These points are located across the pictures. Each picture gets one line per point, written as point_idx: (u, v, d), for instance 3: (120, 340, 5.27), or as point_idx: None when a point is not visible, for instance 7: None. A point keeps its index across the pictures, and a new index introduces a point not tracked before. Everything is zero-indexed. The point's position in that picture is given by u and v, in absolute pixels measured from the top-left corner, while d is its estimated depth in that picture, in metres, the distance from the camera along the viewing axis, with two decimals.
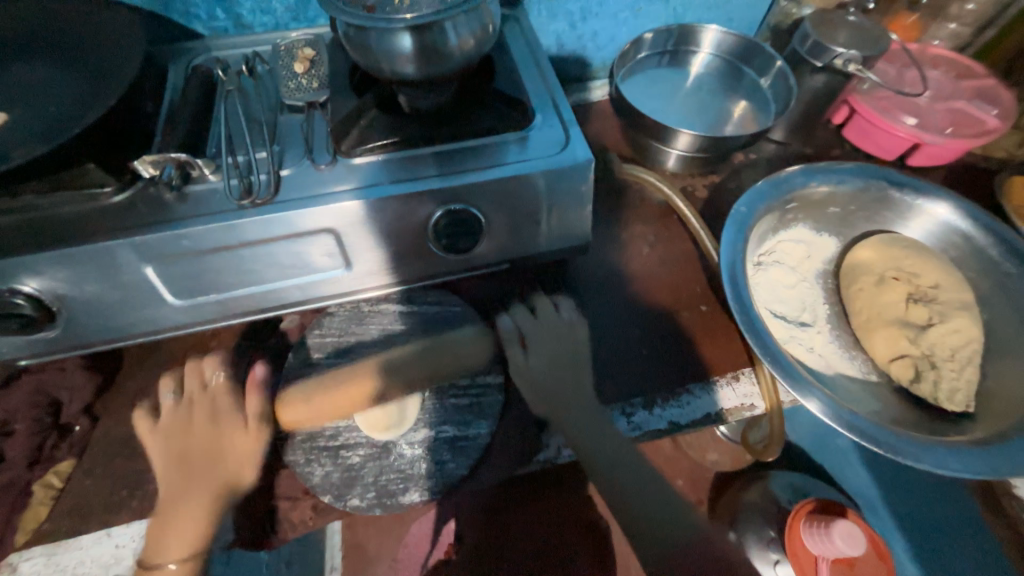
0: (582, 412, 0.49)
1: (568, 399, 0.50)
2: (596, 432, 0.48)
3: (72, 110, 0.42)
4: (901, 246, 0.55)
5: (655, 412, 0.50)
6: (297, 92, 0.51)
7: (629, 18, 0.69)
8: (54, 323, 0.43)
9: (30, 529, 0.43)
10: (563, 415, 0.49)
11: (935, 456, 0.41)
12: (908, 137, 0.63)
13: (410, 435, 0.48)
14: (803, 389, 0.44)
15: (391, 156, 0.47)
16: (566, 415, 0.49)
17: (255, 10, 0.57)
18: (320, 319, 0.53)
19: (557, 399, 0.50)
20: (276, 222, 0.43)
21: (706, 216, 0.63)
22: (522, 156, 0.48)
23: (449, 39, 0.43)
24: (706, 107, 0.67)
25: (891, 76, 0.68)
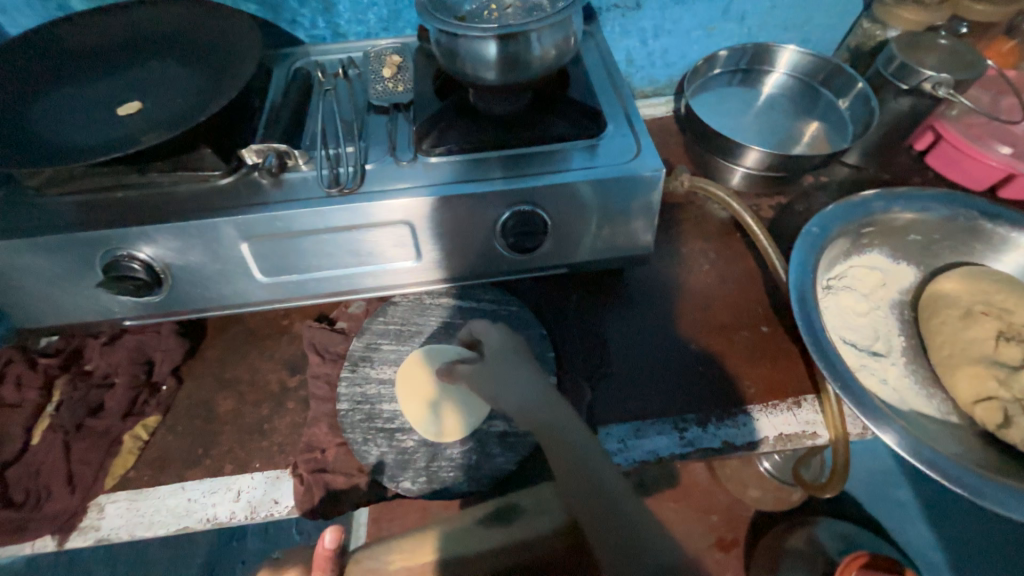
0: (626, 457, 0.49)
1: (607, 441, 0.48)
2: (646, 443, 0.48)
3: (194, 101, 0.48)
4: (991, 279, 0.51)
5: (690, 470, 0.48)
6: (384, 94, 0.55)
7: (701, 37, 0.69)
8: (160, 288, 0.48)
9: (118, 474, 0.47)
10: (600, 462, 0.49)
11: (1023, 504, 0.38)
12: (1002, 167, 0.59)
13: (461, 443, 0.48)
14: (878, 422, 0.42)
15: (467, 158, 0.50)
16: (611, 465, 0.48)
17: (351, 20, 0.62)
18: (384, 308, 0.56)
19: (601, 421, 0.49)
20: (358, 211, 0.46)
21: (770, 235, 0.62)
22: (592, 163, 0.49)
23: (532, 49, 0.46)
24: (777, 126, 0.66)
25: (984, 102, 0.64)
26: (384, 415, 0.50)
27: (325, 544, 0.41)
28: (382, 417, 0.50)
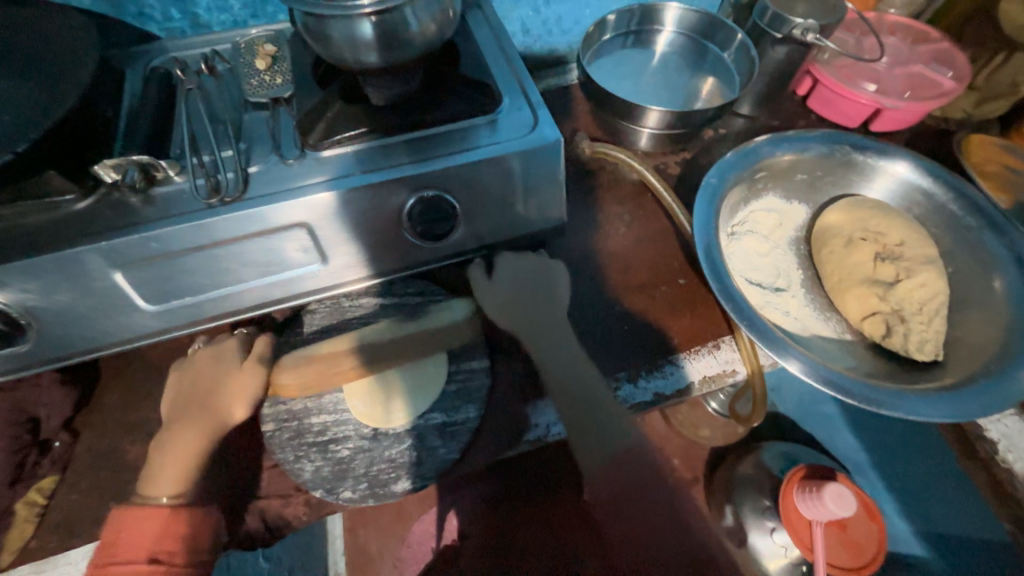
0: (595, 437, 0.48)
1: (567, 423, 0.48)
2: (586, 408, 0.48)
3: (22, 115, 0.41)
4: (867, 208, 0.56)
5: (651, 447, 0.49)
6: (261, 88, 0.50)
7: (592, 0, 0.69)
8: (28, 336, 0.43)
9: (15, 547, 0.42)
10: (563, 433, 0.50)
11: (906, 402, 0.42)
12: (869, 103, 0.65)
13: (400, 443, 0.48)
14: (784, 355, 0.45)
15: (361, 147, 0.47)
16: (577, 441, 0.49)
17: (211, 8, 0.56)
18: (301, 317, 0.53)
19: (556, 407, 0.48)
20: (246, 219, 0.43)
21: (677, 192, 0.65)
22: (493, 139, 0.48)
23: (409, 26, 0.44)
24: (673, 84, 0.68)
25: (850, 44, 0.69)
26: (315, 428, 0.48)
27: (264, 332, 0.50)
28: (313, 431, 0.48)
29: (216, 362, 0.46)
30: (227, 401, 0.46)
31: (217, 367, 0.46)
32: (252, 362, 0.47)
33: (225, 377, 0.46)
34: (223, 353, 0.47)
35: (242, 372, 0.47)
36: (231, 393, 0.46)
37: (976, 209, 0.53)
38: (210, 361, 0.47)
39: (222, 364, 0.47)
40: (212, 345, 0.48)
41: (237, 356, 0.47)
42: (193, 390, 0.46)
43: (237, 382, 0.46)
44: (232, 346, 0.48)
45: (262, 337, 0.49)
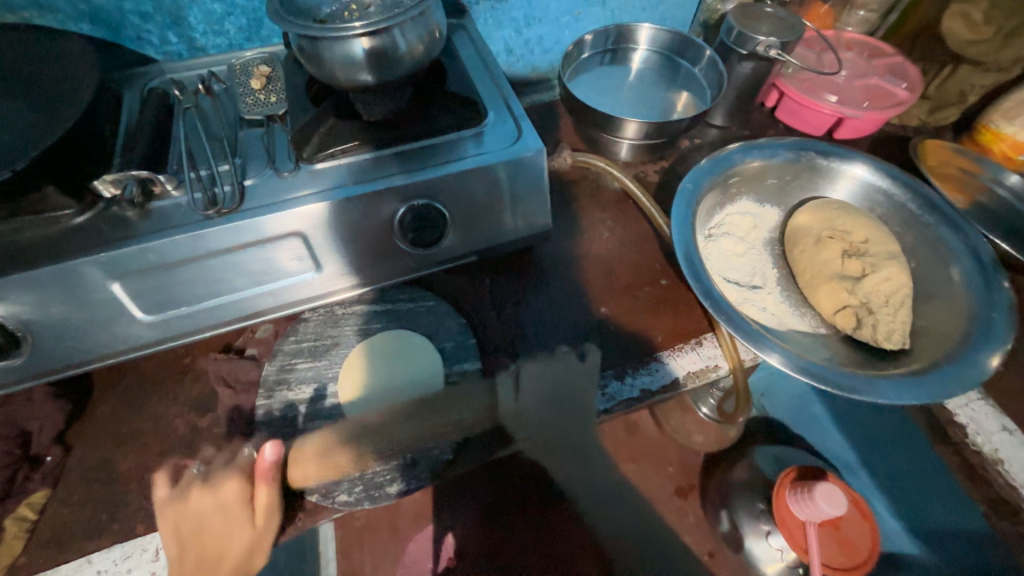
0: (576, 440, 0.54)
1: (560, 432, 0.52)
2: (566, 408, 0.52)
3: (22, 134, 0.42)
4: (833, 209, 0.60)
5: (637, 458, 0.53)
6: (256, 106, 0.53)
7: (570, 22, 0.74)
8: (22, 349, 0.43)
9: (4, 564, 0.42)
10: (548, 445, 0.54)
11: (877, 387, 0.45)
12: (832, 113, 0.69)
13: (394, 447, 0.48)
14: (762, 346, 0.47)
15: (353, 160, 0.49)
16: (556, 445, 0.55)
17: (207, 32, 0.59)
18: (295, 326, 0.54)
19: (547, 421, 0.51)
20: (242, 229, 0.44)
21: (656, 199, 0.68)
22: (480, 150, 0.51)
23: (398, 45, 0.46)
24: (650, 98, 0.72)
25: (811, 59, 0.74)
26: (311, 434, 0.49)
27: (265, 459, 0.44)
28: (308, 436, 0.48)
29: (222, 514, 0.45)
30: (243, 555, 0.44)
31: (225, 514, 0.45)
32: (262, 529, 0.44)
33: (233, 532, 0.44)
34: (221, 506, 0.45)
35: (253, 532, 0.44)
36: (244, 550, 0.44)
37: (932, 207, 0.57)
38: (212, 512, 0.45)
39: (228, 514, 0.45)
40: (206, 484, 0.45)
41: (245, 514, 0.45)
42: (202, 549, 0.44)
43: (249, 542, 0.44)
44: (234, 495, 0.45)
45: (264, 487, 0.44)
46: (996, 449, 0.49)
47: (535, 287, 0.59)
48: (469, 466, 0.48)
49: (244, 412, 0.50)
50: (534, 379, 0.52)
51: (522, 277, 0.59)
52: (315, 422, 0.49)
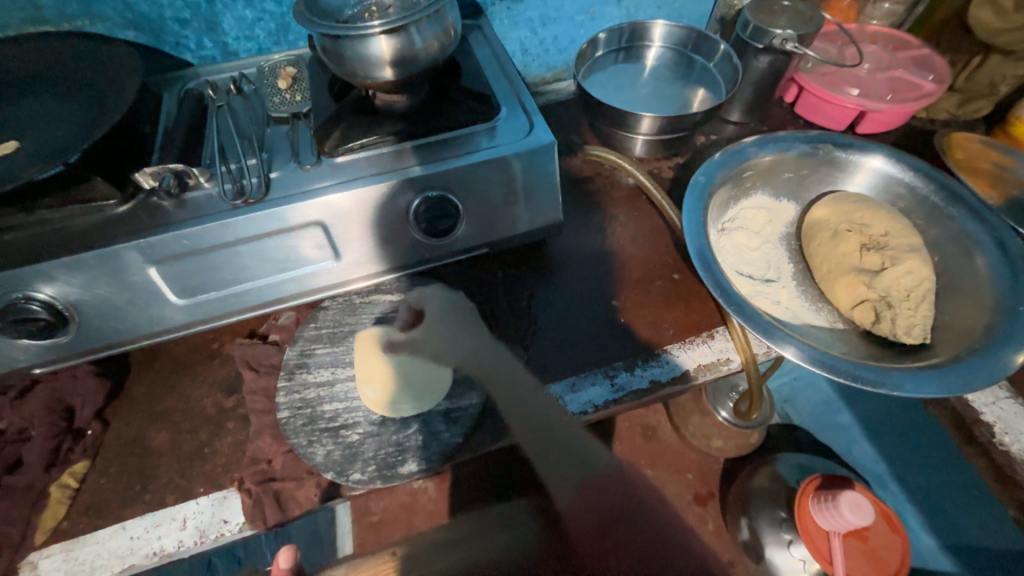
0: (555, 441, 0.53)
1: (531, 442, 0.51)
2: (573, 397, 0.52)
3: (74, 130, 0.46)
4: (852, 201, 0.59)
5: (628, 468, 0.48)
6: (282, 105, 0.56)
7: (585, 21, 0.75)
8: (68, 328, 0.47)
9: (49, 527, 0.45)
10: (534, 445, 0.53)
11: (893, 380, 0.44)
12: (854, 107, 0.68)
13: (407, 429, 0.50)
14: (776, 338, 0.46)
15: (371, 153, 0.52)
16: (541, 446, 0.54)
17: (239, 37, 0.62)
18: (315, 314, 0.56)
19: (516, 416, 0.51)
20: (266, 217, 0.47)
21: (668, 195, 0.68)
22: (492, 143, 0.52)
23: (415, 42, 0.48)
24: (664, 94, 0.72)
25: (832, 53, 0.73)
26: (327, 415, 0.50)
27: None
28: (324, 417, 0.50)
29: None
30: None
31: None
32: None
33: None
34: None
35: None
36: None
37: (958, 200, 0.55)
38: None
39: None
40: None
41: None
42: None
43: None
44: None
45: None
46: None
47: (545, 279, 0.60)
48: (480, 450, 0.49)
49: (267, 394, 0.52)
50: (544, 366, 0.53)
51: (533, 270, 0.60)
52: (331, 403, 0.51)
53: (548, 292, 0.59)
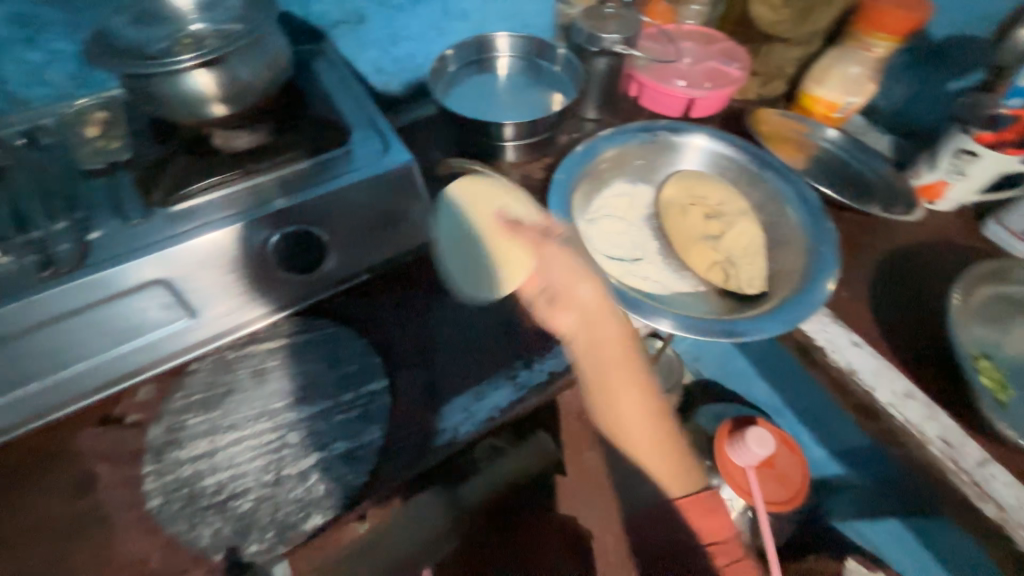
0: (621, 416, 0.56)
1: (602, 390, 0.56)
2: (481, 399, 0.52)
3: None
4: (692, 179, 0.66)
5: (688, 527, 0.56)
6: (96, 154, 0.50)
7: (436, 37, 0.76)
8: None
9: None
10: (603, 420, 0.57)
11: (743, 327, 0.51)
12: (682, 96, 0.78)
13: (307, 482, 0.45)
14: (649, 315, 0.52)
15: (213, 196, 0.47)
16: (615, 430, 0.57)
17: (29, 82, 0.54)
18: (180, 380, 0.50)
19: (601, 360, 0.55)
20: (92, 286, 0.42)
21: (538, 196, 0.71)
22: (349, 169, 0.51)
23: (239, 73, 0.46)
24: (523, 101, 0.76)
25: (657, 51, 0.82)
26: (209, 490, 0.45)
27: None
28: (207, 492, 0.45)
29: None
30: None
31: None
32: None
33: None
34: None
35: None
36: None
37: (767, 166, 0.65)
38: None
39: None
40: None
41: None
42: None
43: None
44: None
45: None
46: (851, 361, 0.56)
47: (433, 292, 0.58)
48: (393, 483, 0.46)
49: (130, 484, 0.45)
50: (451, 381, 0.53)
51: (421, 285, 0.59)
52: (210, 476, 0.45)
53: (439, 307, 0.57)
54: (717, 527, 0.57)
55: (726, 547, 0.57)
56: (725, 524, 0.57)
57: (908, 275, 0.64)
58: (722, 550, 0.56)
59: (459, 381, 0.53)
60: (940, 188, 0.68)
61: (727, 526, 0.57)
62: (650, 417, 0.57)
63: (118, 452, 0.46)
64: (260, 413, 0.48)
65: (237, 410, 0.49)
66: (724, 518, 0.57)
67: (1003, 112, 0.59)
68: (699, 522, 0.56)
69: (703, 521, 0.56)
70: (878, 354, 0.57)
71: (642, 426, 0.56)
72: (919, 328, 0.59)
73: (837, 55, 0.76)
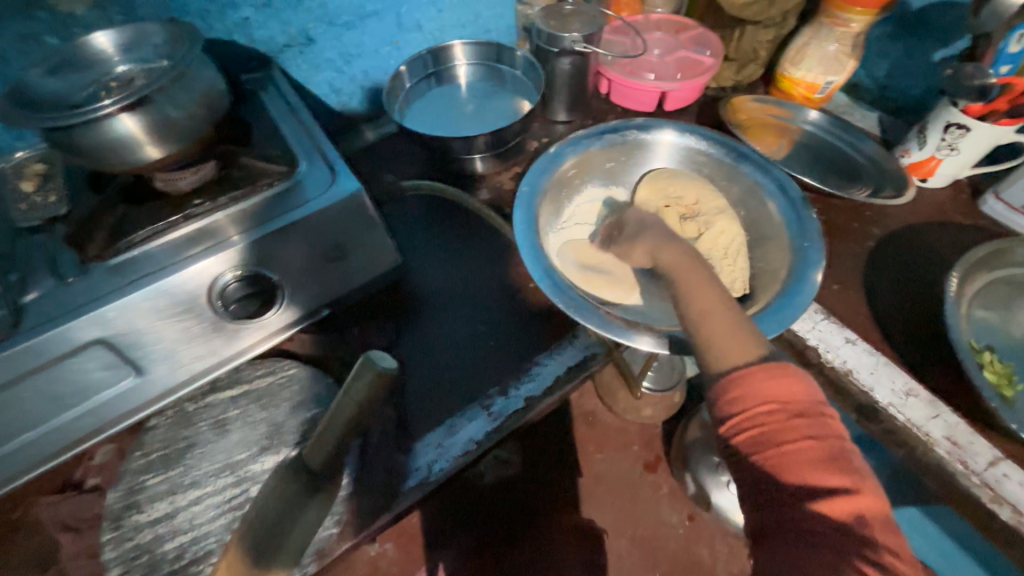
0: (714, 330, 0.41)
1: (693, 304, 0.44)
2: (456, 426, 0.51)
3: None
4: (664, 178, 0.63)
5: (811, 493, 0.32)
6: (32, 211, 0.48)
7: (392, 51, 0.74)
8: None
9: None
10: (684, 320, 0.44)
11: None
12: (653, 89, 0.75)
13: None
14: (627, 332, 0.47)
15: (151, 244, 0.45)
16: (696, 340, 0.42)
17: None
18: (139, 438, 0.48)
19: (677, 267, 0.48)
20: (30, 354, 0.40)
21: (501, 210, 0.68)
22: (297, 203, 0.49)
23: (170, 112, 0.43)
24: (486, 109, 0.73)
25: (626, 45, 0.79)
26: (171, 556, 0.43)
27: None
28: (168, 559, 0.42)
29: None
30: None
31: None
32: None
33: None
34: None
35: None
36: None
37: (743, 158, 0.62)
38: None
39: None
40: None
41: None
42: None
43: None
44: None
45: None
46: (844, 360, 0.53)
47: (404, 321, 0.57)
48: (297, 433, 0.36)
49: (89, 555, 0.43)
50: (423, 414, 0.51)
51: (391, 315, 0.57)
52: (171, 541, 0.43)
53: (409, 336, 0.56)
54: (785, 389, 0.37)
55: (800, 411, 0.36)
56: (805, 388, 0.37)
57: (903, 261, 0.60)
58: (793, 410, 0.36)
59: (432, 410, 0.51)
60: (932, 165, 0.64)
61: (806, 386, 0.37)
62: (740, 339, 0.40)
63: (75, 520, 0.44)
64: (224, 467, 0.46)
65: (198, 467, 0.46)
66: (796, 376, 0.37)
67: (994, 81, 0.54)
68: (754, 386, 0.37)
69: (764, 387, 0.37)
70: (875, 351, 0.53)
71: (733, 344, 0.40)
72: (918, 318, 0.55)
73: (810, 34, 0.73)
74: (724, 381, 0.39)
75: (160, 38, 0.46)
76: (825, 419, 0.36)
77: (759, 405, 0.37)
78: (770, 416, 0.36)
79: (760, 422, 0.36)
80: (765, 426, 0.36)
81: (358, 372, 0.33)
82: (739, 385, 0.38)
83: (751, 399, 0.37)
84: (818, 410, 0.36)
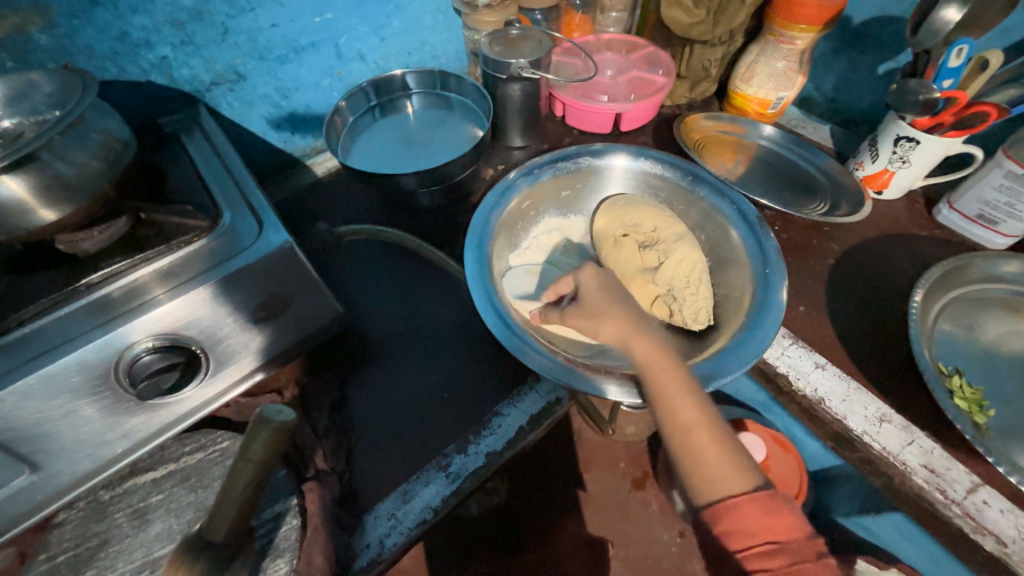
0: (698, 453, 0.39)
1: (677, 418, 0.40)
2: (408, 491, 0.47)
3: None
4: (622, 206, 0.61)
5: None
6: None
7: (334, 82, 0.70)
8: None
9: None
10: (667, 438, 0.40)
11: (706, 368, 0.45)
12: (608, 111, 0.73)
13: None
14: (590, 380, 0.44)
15: (42, 322, 0.39)
16: (680, 461, 0.40)
17: None
18: (44, 537, 0.42)
19: (650, 364, 0.42)
20: None
21: (457, 244, 0.65)
22: (218, 261, 0.43)
23: (60, 169, 0.38)
24: (436, 138, 0.70)
25: (577, 67, 0.77)
26: None
27: None
28: None
29: None
30: None
31: None
32: None
33: None
34: None
35: None
36: None
37: (699, 181, 0.60)
38: None
39: None
40: None
41: None
42: None
43: None
44: None
45: None
46: (815, 388, 0.51)
47: (360, 374, 0.55)
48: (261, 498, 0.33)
49: None
50: (375, 480, 0.48)
51: (350, 368, 0.55)
52: None
53: (363, 392, 0.54)
54: (779, 526, 0.36)
55: (802, 553, 0.36)
56: (797, 523, 0.37)
57: (867, 277, 0.59)
58: (790, 553, 0.36)
59: (390, 469, 0.49)
60: (886, 177, 0.64)
61: (798, 523, 0.37)
62: (729, 467, 0.38)
63: None
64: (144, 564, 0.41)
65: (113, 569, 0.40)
66: (791, 513, 0.37)
67: (937, 96, 0.53)
68: (750, 521, 0.37)
69: (759, 522, 0.37)
70: (845, 375, 0.51)
71: (724, 474, 0.39)
72: (886, 337, 0.54)
73: (758, 52, 0.72)
74: (716, 513, 0.38)
75: (50, 87, 0.42)
76: (825, 561, 0.36)
77: (754, 542, 0.36)
78: (770, 559, 0.36)
79: (760, 563, 0.36)
80: (764, 569, 0.35)
81: (252, 432, 0.30)
82: (734, 517, 0.37)
83: (746, 533, 0.36)
84: (815, 550, 0.37)
